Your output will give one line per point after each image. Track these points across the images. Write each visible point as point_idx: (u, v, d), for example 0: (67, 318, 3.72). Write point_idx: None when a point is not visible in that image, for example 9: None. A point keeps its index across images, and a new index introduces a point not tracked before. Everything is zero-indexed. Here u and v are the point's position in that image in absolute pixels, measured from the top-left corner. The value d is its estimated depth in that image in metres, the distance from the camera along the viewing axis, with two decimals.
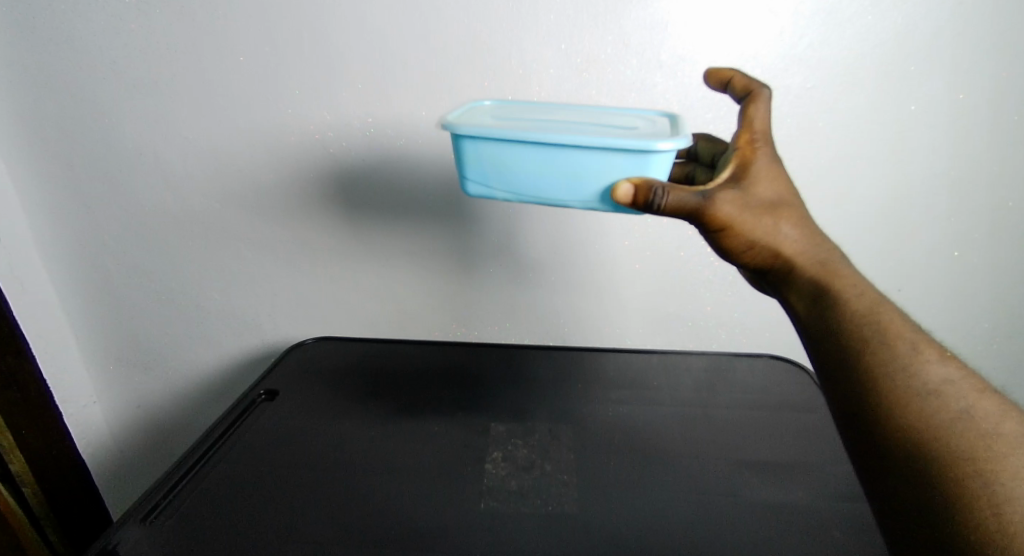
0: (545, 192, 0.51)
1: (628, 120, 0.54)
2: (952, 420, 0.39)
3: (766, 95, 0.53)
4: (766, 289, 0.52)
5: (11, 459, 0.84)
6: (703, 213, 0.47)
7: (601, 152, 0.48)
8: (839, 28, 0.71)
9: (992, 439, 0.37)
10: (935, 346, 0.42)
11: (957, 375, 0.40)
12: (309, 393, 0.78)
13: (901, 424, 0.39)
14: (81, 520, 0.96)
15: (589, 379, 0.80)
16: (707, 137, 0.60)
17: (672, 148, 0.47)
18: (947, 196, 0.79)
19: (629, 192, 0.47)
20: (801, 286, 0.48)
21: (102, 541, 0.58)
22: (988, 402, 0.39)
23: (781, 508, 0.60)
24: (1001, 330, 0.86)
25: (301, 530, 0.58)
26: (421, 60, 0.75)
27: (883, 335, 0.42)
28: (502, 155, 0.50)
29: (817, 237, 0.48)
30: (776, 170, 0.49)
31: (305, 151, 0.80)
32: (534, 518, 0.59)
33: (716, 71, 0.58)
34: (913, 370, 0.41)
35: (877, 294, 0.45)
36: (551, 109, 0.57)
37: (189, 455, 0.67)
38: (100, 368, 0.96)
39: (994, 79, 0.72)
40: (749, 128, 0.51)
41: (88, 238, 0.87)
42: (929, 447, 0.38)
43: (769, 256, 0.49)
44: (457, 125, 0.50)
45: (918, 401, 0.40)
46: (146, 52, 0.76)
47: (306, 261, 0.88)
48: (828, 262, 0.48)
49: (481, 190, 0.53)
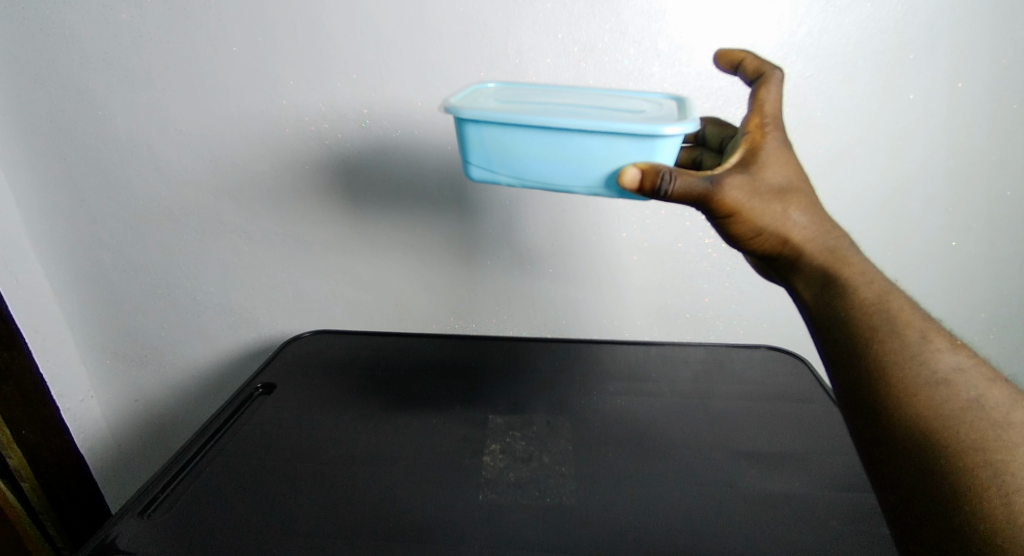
0: (549, 178, 0.51)
1: (634, 104, 0.54)
2: (961, 410, 0.38)
3: (778, 77, 0.52)
4: (773, 276, 0.52)
5: (10, 454, 0.84)
6: (711, 198, 0.46)
7: (606, 137, 0.48)
8: (838, 16, 0.70)
9: (1003, 429, 0.37)
10: (945, 334, 0.42)
11: (968, 364, 0.40)
12: (307, 385, 0.78)
13: (908, 414, 0.39)
14: (82, 516, 0.96)
15: (589, 371, 0.80)
16: (715, 121, 0.59)
17: (679, 132, 0.47)
18: (947, 186, 0.78)
19: (636, 177, 0.47)
20: (809, 273, 0.47)
21: (101, 534, 0.57)
22: (998, 391, 0.39)
23: (778, 497, 0.60)
24: (999, 320, 0.86)
25: (300, 523, 0.58)
26: (417, 49, 0.74)
27: (893, 324, 0.42)
28: (506, 140, 0.50)
29: (827, 223, 0.48)
30: (787, 154, 0.49)
31: (300, 141, 0.80)
32: (532, 510, 0.59)
33: (727, 52, 0.57)
34: (922, 359, 0.40)
35: (887, 282, 0.44)
36: (555, 92, 0.57)
37: (188, 448, 0.67)
38: (97, 363, 0.96)
39: (992, 67, 0.72)
40: (760, 111, 0.51)
41: (84, 232, 0.86)
42: (938, 438, 0.38)
43: (777, 243, 0.48)
44: (460, 109, 0.49)
45: (927, 391, 0.39)
46: (140, 41, 0.75)
47: (303, 252, 0.87)
48: (838, 249, 0.47)
49: (484, 174, 0.52)
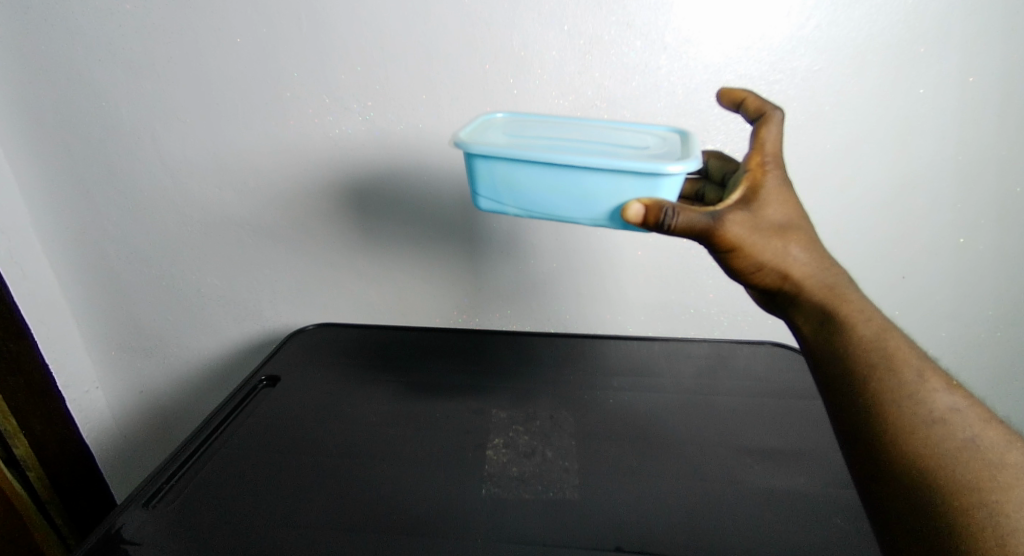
0: (556, 210, 0.51)
1: (639, 138, 0.54)
2: (957, 449, 0.39)
3: (778, 118, 0.53)
4: (772, 309, 0.52)
5: (16, 443, 0.88)
6: (714, 233, 0.46)
7: (611, 174, 0.48)
8: (848, 9, 0.70)
9: (999, 469, 0.38)
10: (942, 374, 0.43)
11: (963, 404, 0.41)
12: (310, 379, 0.79)
13: (905, 452, 0.40)
14: (88, 505, 0.98)
15: (592, 366, 0.81)
16: (718, 156, 0.59)
17: (682, 171, 0.47)
18: (956, 182, 0.78)
19: (640, 212, 0.47)
20: (808, 309, 0.48)
21: (105, 526, 0.59)
22: (993, 432, 0.40)
23: (778, 494, 0.62)
24: (1009, 318, 0.85)
25: (302, 517, 0.59)
26: (422, 40, 0.73)
27: (890, 362, 0.43)
28: (514, 175, 0.50)
29: (826, 260, 0.48)
30: (786, 192, 0.49)
31: (305, 133, 0.79)
32: (535, 503, 0.61)
33: (729, 91, 0.57)
34: (919, 398, 0.42)
35: (884, 320, 0.45)
36: (561, 123, 0.57)
37: (191, 442, 0.69)
38: (101, 353, 0.97)
39: (1004, 61, 0.71)
40: (761, 150, 0.51)
41: (88, 222, 0.87)
42: (934, 476, 0.39)
43: (778, 278, 0.48)
44: (469, 144, 0.49)
45: (924, 430, 0.40)
46: (142, 31, 0.75)
47: (307, 245, 0.87)
48: (836, 286, 0.48)
49: (492, 205, 0.52)
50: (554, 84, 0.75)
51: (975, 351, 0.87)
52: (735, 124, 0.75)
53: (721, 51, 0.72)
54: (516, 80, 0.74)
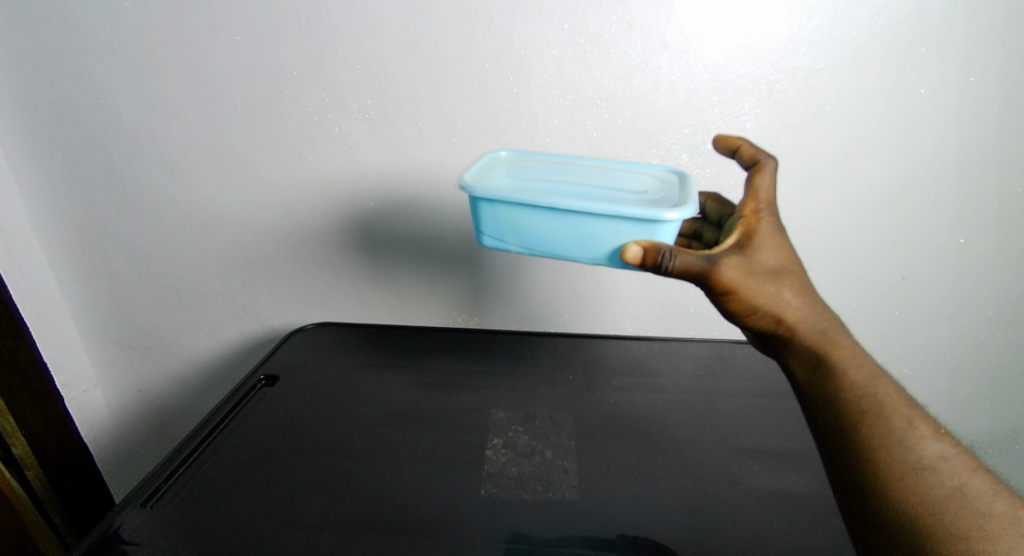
0: (557, 250, 0.51)
1: (639, 180, 0.54)
2: (946, 497, 0.42)
3: (772, 165, 0.53)
4: (766, 351, 0.54)
5: (13, 442, 0.87)
6: (708, 276, 0.47)
7: (610, 219, 0.48)
8: (851, 9, 0.69)
9: (985, 518, 0.41)
10: (931, 422, 0.45)
11: (951, 452, 0.44)
12: (309, 377, 0.80)
13: (897, 498, 0.42)
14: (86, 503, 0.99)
15: (591, 366, 0.81)
16: (714, 199, 0.58)
17: (678, 217, 0.47)
18: (956, 184, 0.78)
19: (638, 254, 0.47)
20: (801, 353, 0.49)
21: (103, 526, 0.60)
22: (980, 480, 0.42)
23: (775, 496, 0.63)
24: (1007, 317, 0.85)
25: (302, 515, 0.61)
26: (420, 35, 0.72)
27: (880, 408, 0.45)
28: (517, 217, 0.50)
29: (817, 304, 0.50)
30: (780, 239, 0.50)
31: (303, 129, 0.78)
32: (535, 504, 0.62)
33: (725, 137, 0.58)
34: (909, 445, 0.44)
35: (875, 366, 0.47)
36: (564, 160, 0.57)
37: (190, 441, 0.70)
38: (100, 352, 0.97)
39: (1008, 61, 0.70)
40: (755, 197, 0.52)
41: (85, 221, 0.86)
42: (924, 524, 0.41)
43: (772, 322, 0.49)
44: (473, 188, 0.50)
45: (914, 477, 0.43)
46: (137, 28, 0.74)
47: (306, 242, 0.87)
48: (828, 331, 0.49)
49: (495, 244, 0.53)
50: (554, 83, 0.74)
51: (973, 350, 0.88)
52: (735, 124, 0.75)
53: (721, 51, 0.71)
54: (515, 78, 0.73)
